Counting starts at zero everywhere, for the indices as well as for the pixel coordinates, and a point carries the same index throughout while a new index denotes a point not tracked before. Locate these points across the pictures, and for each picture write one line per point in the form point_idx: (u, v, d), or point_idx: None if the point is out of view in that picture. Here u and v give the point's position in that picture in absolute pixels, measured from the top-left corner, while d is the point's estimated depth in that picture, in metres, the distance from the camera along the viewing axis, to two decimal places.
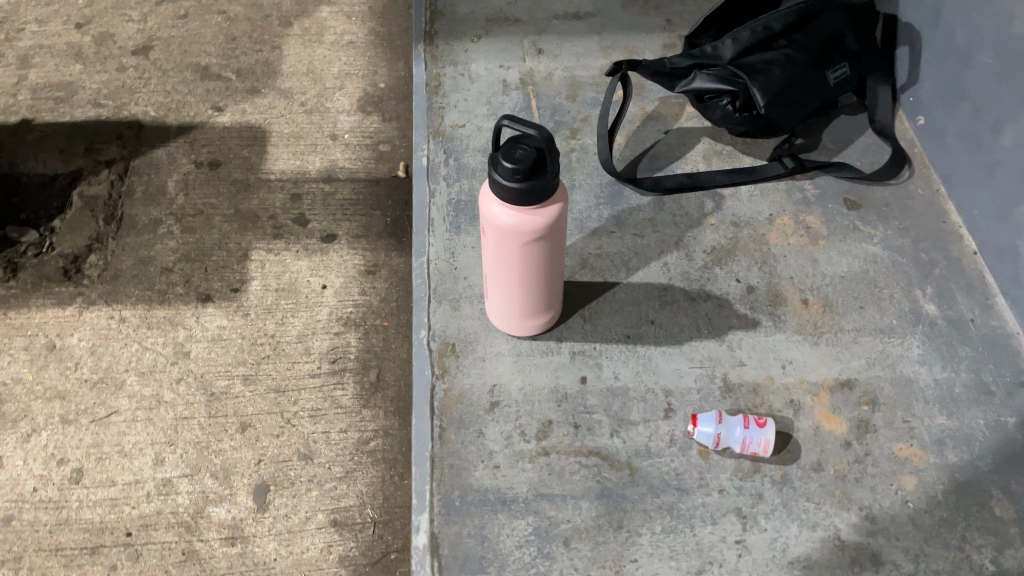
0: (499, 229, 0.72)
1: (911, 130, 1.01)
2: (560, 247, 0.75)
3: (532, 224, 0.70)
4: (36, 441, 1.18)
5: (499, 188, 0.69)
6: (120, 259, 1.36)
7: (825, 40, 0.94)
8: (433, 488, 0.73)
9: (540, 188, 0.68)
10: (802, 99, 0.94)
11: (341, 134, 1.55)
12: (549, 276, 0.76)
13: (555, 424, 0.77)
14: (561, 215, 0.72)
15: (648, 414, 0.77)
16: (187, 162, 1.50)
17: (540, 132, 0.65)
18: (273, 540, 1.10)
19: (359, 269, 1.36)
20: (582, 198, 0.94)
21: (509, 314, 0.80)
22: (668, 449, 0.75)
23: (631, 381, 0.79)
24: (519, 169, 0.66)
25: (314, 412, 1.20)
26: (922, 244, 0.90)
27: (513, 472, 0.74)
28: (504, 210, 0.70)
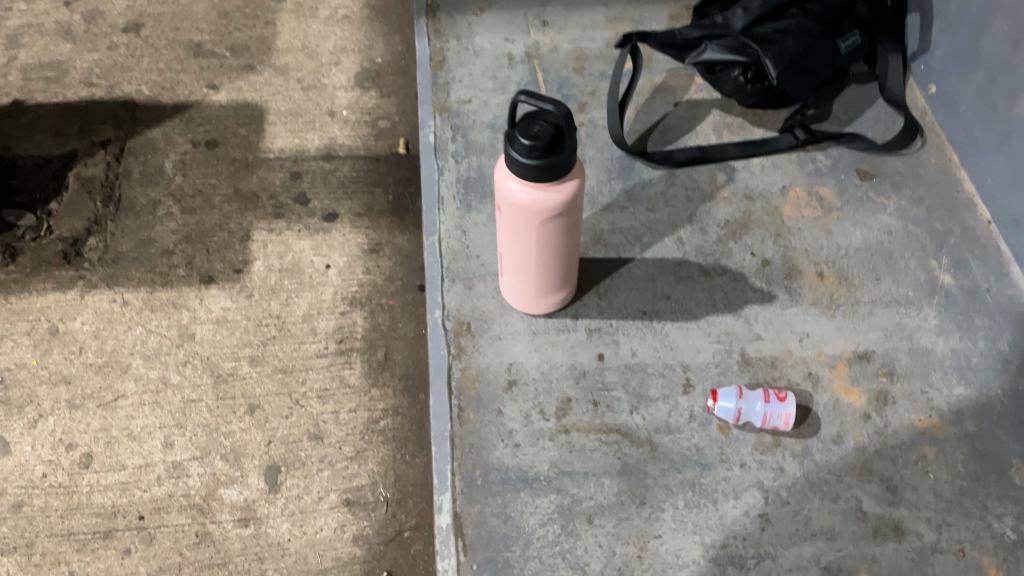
0: (515, 208, 0.71)
1: (922, 98, 1.00)
2: (577, 225, 0.74)
3: (550, 202, 0.70)
4: (43, 426, 1.17)
5: (516, 165, 0.68)
6: (120, 241, 1.35)
7: (836, 7, 0.93)
8: (454, 468, 0.73)
9: (558, 165, 0.67)
10: (813, 68, 0.93)
11: (339, 111, 1.53)
12: (566, 254, 0.76)
13: (574, 401, 0.77)
14: (579, 193, 0.71)
15: (667, 390, 0.77)
16: (184, 141, 1.48)
17: (558, 109, 0.65)
18: (286, 521, 1.10)
19: (363, 247, 1.35)
20: (593, 173, 0.93)
21: (525, 292, 0.80)
22: (688, 425, 0.75)
23: (648, 357, 0.79)
24: (538, 145, 0.65)
25: (322, 393, 1.20)
26: (936, 214, 0.89)
27: (534, 451, 0.74)
28: (521, 188, 0.69)
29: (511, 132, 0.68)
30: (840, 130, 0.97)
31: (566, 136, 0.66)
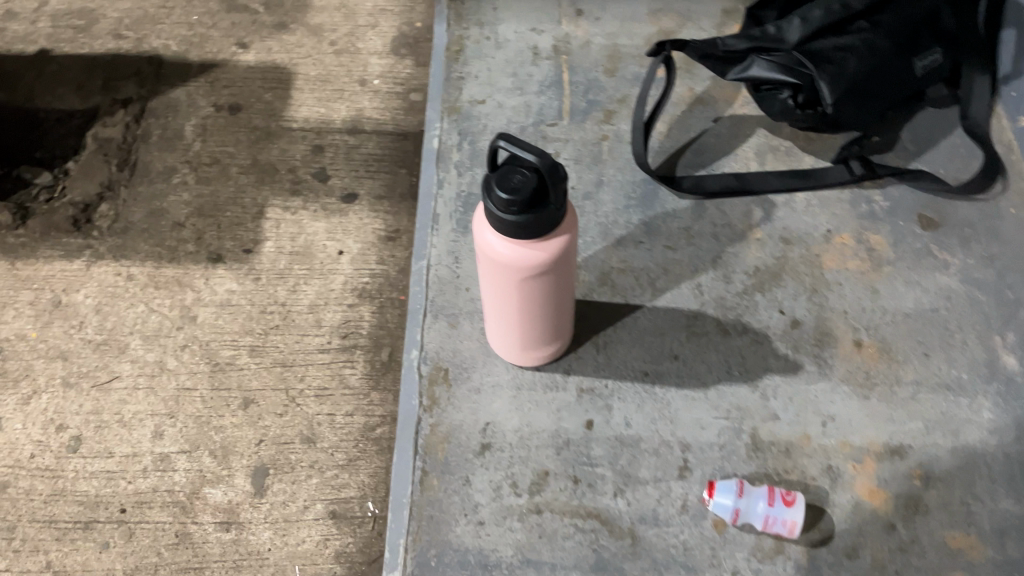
0: (493, 261, 0.61)
1: (1010, 131, 0.85)
2: (567, 281, 0.64)
3: (533, 259, 0.60)
4: (36, 404, 1.13)
5: (492, 217, 0.58)
6: (132, 210, 1.29)
7: (915, 19, 0.79)
8: (408, 542, 0.65)
9: (541, 221, 0.57)
10: (880, 92, 0.79)
11: (371, 79, 1.44)
12: (555, 310, 0.66)
13: (552, 475, 0.68)
14: (569, 247, 0.61)
15: (659, 473, 0.67)
16: (206, 105, 1.41)
17: (542, 159, 0.54)
18: (267, 530, 1.02)
19: (379, 234, 1.27)
20: (610, 198, 0.83)
21: (508, 344, 0.70)
22: (678, 517, 0.65)
23: (644, 430, 0.69)
24: (517, 200, 0.55)
25: (320, 392, 1.12)
26: (1007, 278, 0.76)
27: (499, 532, 0.65)
28: (499, 242, 0.59)
29: (489, 179, 0.57)
30: (905, 164, 0.83)
31: (552, 190, 0.55)
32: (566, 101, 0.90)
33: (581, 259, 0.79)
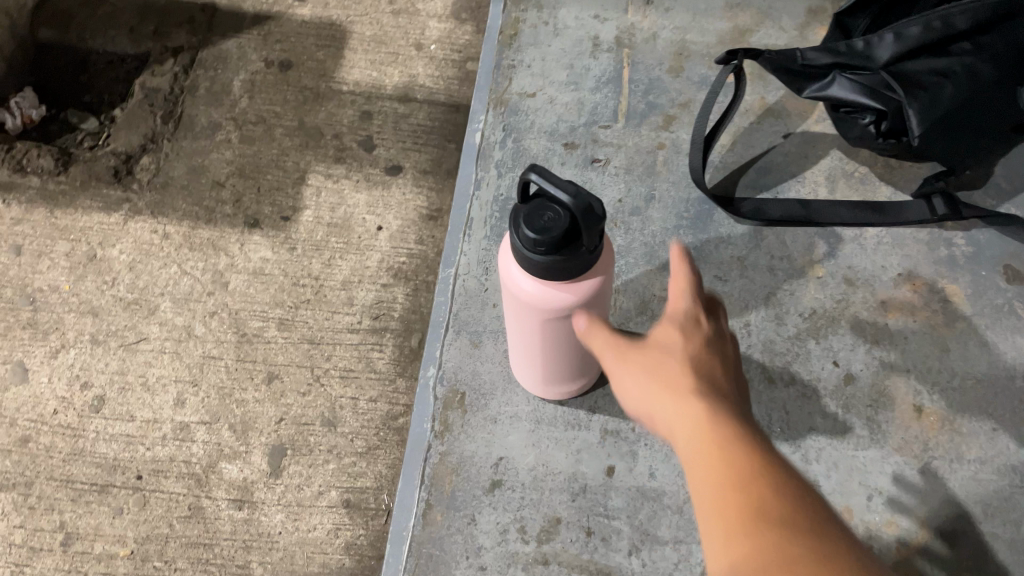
0: (522, 301, 0.55)
1: None
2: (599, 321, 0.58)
3: (565, 303, 0.54)
4: (63, 359, 1.12)
5: (522, 258, 0.52)
6: (173, 165, 1.26)
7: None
8: None
9: (574, 265, 0.51)
10: (978, 124, 0.69)
11: (427, 44, 1.37)
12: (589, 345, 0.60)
13: (564, 524, 0.63)
14: (604, 290, 0.55)
15: (681, 533, 0.62)
16: (256, 59, 1.36)
17: (576, 200, 0.48)
18: (280, 512, 1.02)
19: (421, 212, 1.22)
20: (660, 217, 0.76)
21: (533, 378, 0.65)
22: None
23: (668, 483, 0.64)
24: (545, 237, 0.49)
25: (345, 373, 1.10)
26: None
27: None
28: (530, 283, 0.53)
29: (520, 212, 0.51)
30: (995, 205, 0.76)
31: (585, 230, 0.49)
32: (623, 101, 0.83)
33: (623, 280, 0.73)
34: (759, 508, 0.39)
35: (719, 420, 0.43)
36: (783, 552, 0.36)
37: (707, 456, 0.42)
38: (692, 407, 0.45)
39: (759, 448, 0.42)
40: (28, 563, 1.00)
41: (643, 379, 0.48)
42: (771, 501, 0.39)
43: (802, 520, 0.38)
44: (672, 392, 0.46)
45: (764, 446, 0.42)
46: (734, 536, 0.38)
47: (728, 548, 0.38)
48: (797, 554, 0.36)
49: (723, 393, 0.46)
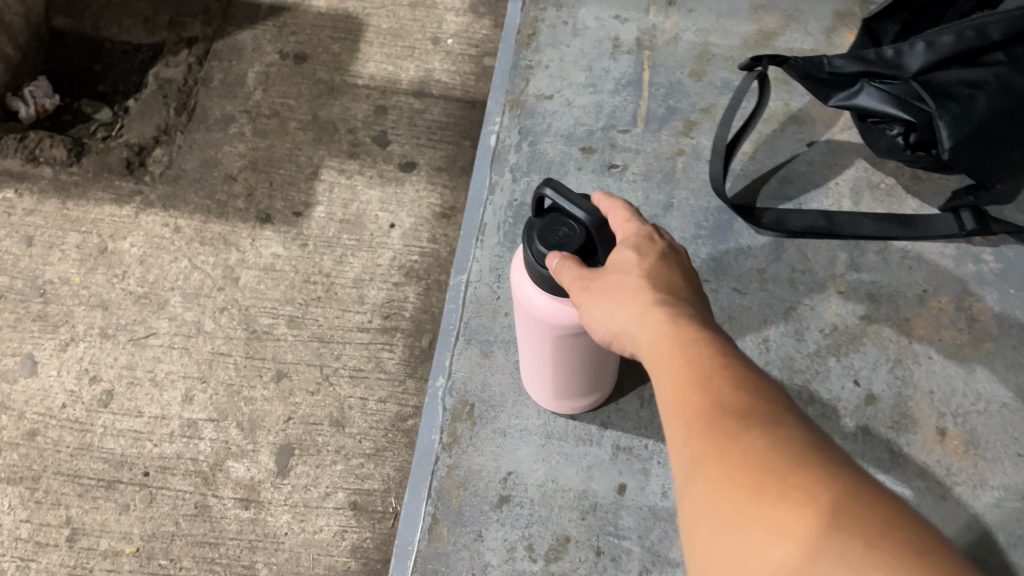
0: (546, 326, 0.54)
1: None
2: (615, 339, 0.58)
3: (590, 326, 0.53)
4: (72, 352, 1.12)
5: (543, 280, 0.51)
6: (185, 157, 1.25)
7: None
8: None
9: None
10: (1014, 138, 0.66)
11: (444, 38, 1.35)
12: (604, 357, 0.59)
13: (573, 543, 0.61)
14: None
15: None
16: (271, 51, 1.35)
17: (592, 217, 0.48)
18: (286, 512, 1.01)
19: (434, 210, 1.20)
20: (678, 227, 0.74)
21: (545, 394, 0.64)
22: None
23: None
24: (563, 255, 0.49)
25: (355, 373, 1.09)
26: None
27: None
28: (555, 307, 0.52)
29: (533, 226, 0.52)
30: None
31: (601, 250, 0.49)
32: (643, 104, 0.81)
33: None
34: (727, 418, 0.39)
35: (684, 334, 0.44)
36: (751, 456, 0.37)
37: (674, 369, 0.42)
38: (655, 324, 0.45)
39: (722, 358, 0.42)
40: (34, 558, 1.00)
41: (599, 296, 0.47)
42: (737, 407, 0.39)
43: (768, 423, 0.39)
44: (636, 313, 0.46)
45: (728, 354, 0.43)
46: (706, 447, 0.39)
47: (698, 457, 0.39)
48: (763, 456, 0.37)
49: (684, 305, 0.46)
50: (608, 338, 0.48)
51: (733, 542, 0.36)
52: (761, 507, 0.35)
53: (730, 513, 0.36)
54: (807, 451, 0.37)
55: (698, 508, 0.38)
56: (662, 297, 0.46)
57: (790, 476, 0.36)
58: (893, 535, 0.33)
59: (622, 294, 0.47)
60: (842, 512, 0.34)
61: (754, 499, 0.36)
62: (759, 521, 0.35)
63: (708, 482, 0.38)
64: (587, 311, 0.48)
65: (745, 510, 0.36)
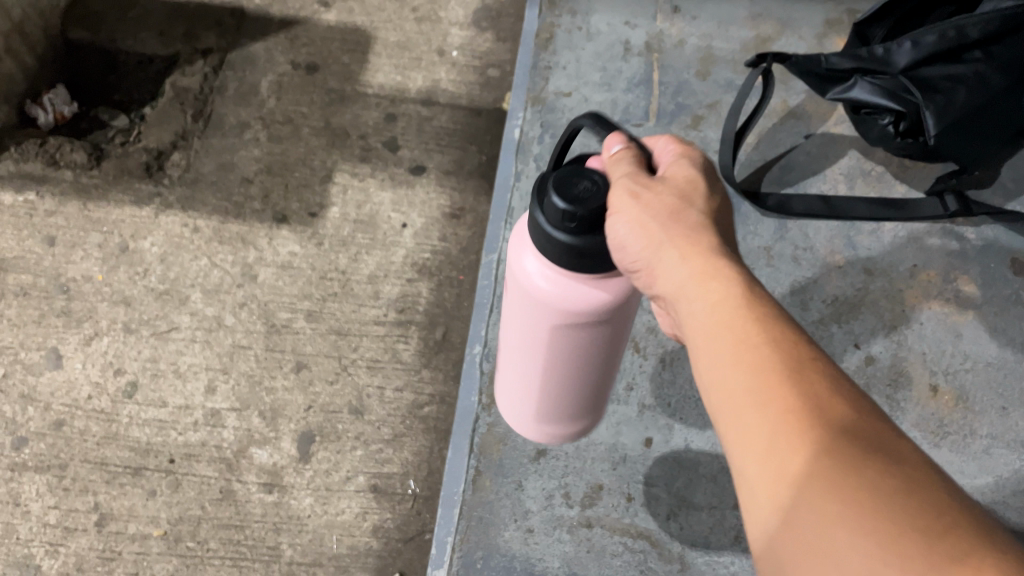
0: (529, 292, 0.55)
1: None
2: (587, 351, 0.59)
3: (559, 310, 0.54)
4: (97, 346, 1.15)
5: (544, 226, 0.49)
6: (202, 161, 1.30)
7: None
8: (455, 539, 0.68)
9: (591, 253, 0.49)
10: (987, 128, 0.75)
11: (449, 50, 1.42)
12: (583, 386, 0.63)
13: (606, 491, 0.70)
14: (603, 320, 0.55)
15: (716, 499, 0.70)
16: (284, 62, 1.41)
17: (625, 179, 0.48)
18: (309, 496, 1.06)
19: (444, 210, 1.26)
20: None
21: (523, 377, 0.65)
22: (732, 548, 0.68)
23: (704, 453, 0.72)
24: (578, 209, 0.47)
25: (372, 363, 1.14)
26: None
27: (547, 541, 0.68)
28: (539, 271, 0.53)
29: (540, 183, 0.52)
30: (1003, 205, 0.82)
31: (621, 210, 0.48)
32: (654, 101, 0.88)
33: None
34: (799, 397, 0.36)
35: (753, 305, 0.41)
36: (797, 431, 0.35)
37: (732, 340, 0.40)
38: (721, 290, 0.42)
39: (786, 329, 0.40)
40: (63, 543, 1.02)
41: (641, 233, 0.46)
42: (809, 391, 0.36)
43: (848, 413, 0.36)
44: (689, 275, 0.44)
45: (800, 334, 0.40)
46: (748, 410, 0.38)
47: (758, 436, 0.36)
48: (840, 445, 0.34)
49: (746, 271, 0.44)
50: (637, 263, 0.47)
51: (799, 538, 0.34)
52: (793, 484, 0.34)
53: (801, 508, 0.34)
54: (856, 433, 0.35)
55: (761, 493, 0.36)
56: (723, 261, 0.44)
57: (872, 478, 0.33)
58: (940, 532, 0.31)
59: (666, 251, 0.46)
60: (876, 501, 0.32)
61: (786, 473, 0.35)
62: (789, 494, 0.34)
63: (774, 465, 0.35)
64: (613, 213, 0.47)
65: (779, 482, 0.35)
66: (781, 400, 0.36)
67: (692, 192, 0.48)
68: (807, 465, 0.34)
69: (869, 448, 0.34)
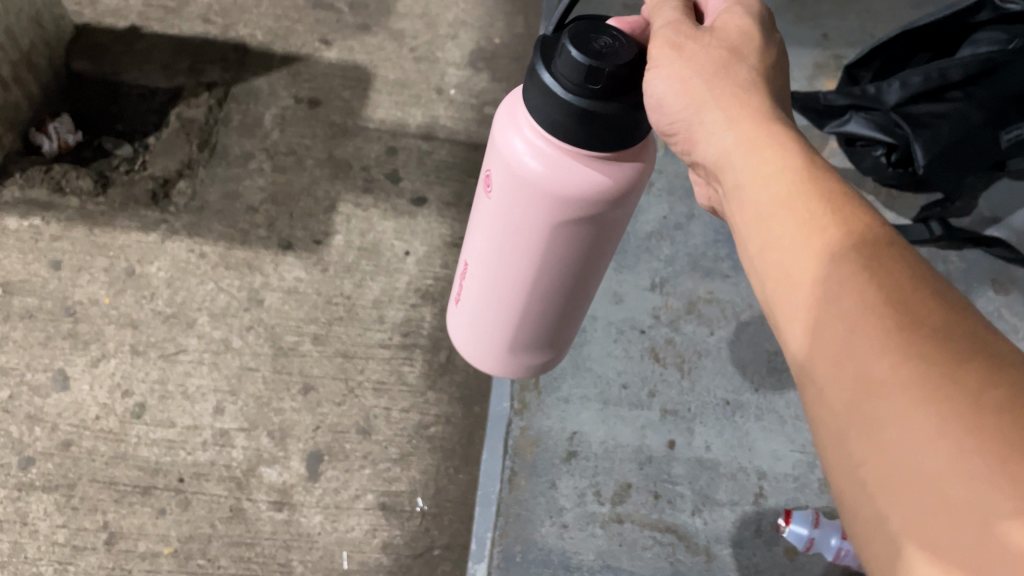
0: (509, 165, 0.65)
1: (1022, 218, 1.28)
2: (550, 233, 0.68)
3: (532, 180, 0.64)
4: (105, 367, 1.16)
5: (561, 80, 0.59)
6: (208, 190, 1.34)
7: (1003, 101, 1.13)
8: (498, 530, 0.99)
9: (591, 115, 0.59)
10: (966, 155, 1.16)
11: (447, 88, 1.50)
12: (537, 279, 0.75)
13: (630, 486, 1.02)
14: (566, 203, 0.65)
15: (728, 495, 1.03)
16: (287, 96, 1.46)
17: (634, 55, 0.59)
18: (318, 513, 1.08)
19: (445, 239, 1.32)
20: (686, 256, 1.24)
21: (497, 255, 0.75)
22: (745, 533, 1.01)
23: (708, 453, 1.06)
24: (598, 66, 0.57)
25: (378, 385, 1.18)
26: None
27: (579, 528, 0.99)
28: (522, 143, 0.64)
29: (553, 47, 0.63)
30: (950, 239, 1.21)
31: (626, 69, 0.58)
32: None
33: (673, 290, 1.20)
34: (873, 286, 0.44)
35: (823, 204, 0.48)
36: (876, 314, 0.42)
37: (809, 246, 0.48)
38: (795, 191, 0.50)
39: (863, 234, 0.46)
40: (72, 561, 1.02)
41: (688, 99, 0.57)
42: (882, 281, 0.44)
43: (920, 300, 0.42)
44: (735, 143, 0.55)
45: (880, 229, 0.47)
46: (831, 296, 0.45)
47: (832, 324, 0.44)
48: (911, 335, 0.41)
49: (811, 164, 0.51)
50: (678, 119, 0.58)
51: (864, 400, 0.41)
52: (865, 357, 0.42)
53: (864, 383, 0.41)
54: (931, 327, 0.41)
55: (828, 357, 0.44)
56: (778, 135, 0.53)
57: (929, 354, 0.40)
58: (984, 410, 0.36)
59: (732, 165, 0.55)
60: (932, 377, 0.39)
61: (861, 347, 0.42)
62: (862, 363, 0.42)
63: (843, 334, 0.43)
64: (653, 62, 0.58)
65: (854, 356, 0.42)
66: (850, 287, 0.44)
67: (739, 44, 0.58)
68: (871, 345, 0.41)
69: (939, 332, 0.41)
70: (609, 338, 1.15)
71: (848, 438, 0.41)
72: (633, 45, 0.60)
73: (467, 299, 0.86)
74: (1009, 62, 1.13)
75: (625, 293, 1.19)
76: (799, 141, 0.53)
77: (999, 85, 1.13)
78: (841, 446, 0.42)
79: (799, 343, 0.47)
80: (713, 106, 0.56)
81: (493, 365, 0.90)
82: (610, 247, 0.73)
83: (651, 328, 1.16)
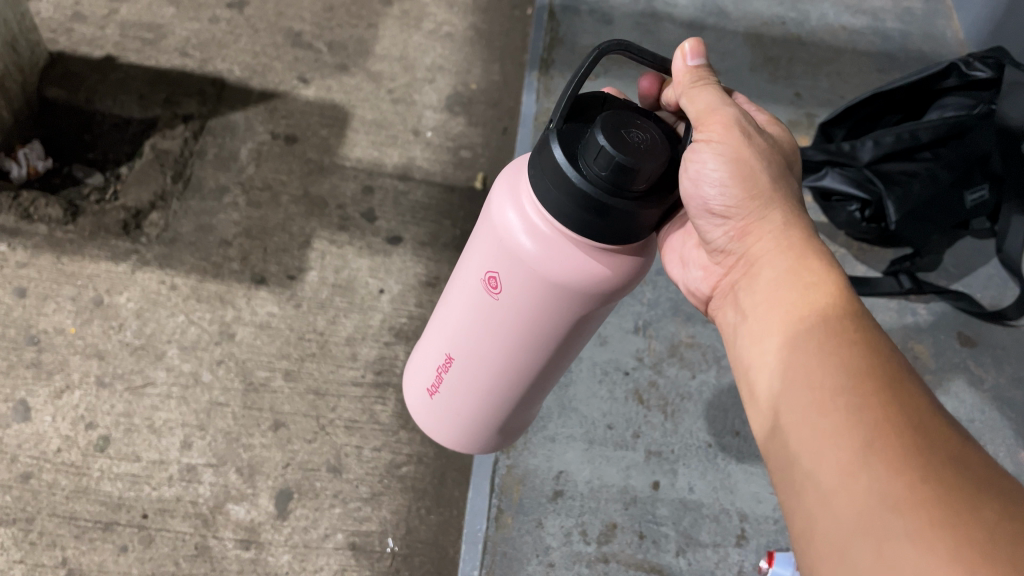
0: (500, 238, 0.67)
1: (990, 269, 1.39)
2: (530, 313, 0.69)
3: (521, 255, 0.66)
4: (68, 399, 1.13)
5: (589, 165, 0.61)
6: (180, 222, 1.33)
7: (970, 164, 1.29)
8: (484, 568, 1.05)
9: (601, 207, 0.61)
10: (937, 213, 1.29)
11: (424, 131, 1.52)
12: (505, 361, 0.76)
13: (619, 528, 1.10)
14: (553, 287, 0.66)
15: (716, 538, 1.11)
16: (263, 131, 1.47)
17: (659, 159, 0.62)
18: (287, 553, 1.06)
19: (420, 278, 1.33)
20: (668, 300, 1.33)
21: (475, 331, 0.75)
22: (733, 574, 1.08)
23: (698, 494, 1.13)
24: (628, 164, 0.59)
25: (350, 423, 1.17)
26: (1008, 414, 1.22)
27: (570, 567, 1.06)
28: (518, 218, 0.66)
29: (578, 124, 0.65)
30: (925, 299, 1.33)
31: (647, 167, 0.61)
32: None
33: (655, 333, 1.28)
34: (894, 408, 0.51)
35: (857, 334, 0.57)
36: (897, 427, 0.50)
37: (840, 363, 0.55)
38: (830, 313, 0.59)
39: (893, 366, 0.55)
40: None
41: (748, 198, 0.67)
42: (903, 406, 0.51)
43: (938, 431, 0.50)
44: (790, 247, 0.66)
45: (906, 369, 0.55)
46: (854, 402, 0.52)
47: (852, 432, 0.51)
48: (925, 453, 0.48)
49: (843, 294, 0.61)
50: (736, 212, 0.67)
51: (868, 495, 0.48)
52: (878, 459, 0.49)
53: (877, 494, 0.47)
54: (943, 451, 0.49)
55: (840, 453, 0.51)
56: (814, 263, 0.64)
57: (939, 474, 0.47)
58: (977, 530, 0.43)
59: (781, 282, 0.64)
60: (937, 494, 0.46)
61: (875, 451, 0.49)
62: (873, 464, 0.49)
63: (859, 436, 0.50)
64: (717, 146, 0.66)
65: (867, 456, 0.49)
66: (875, 403, 0.52)
67: (788, 161, 0.71)
68: (886, 456, 0.48)
69: (954, 460, 0.48)
70: (594, 379, 1.22)
71: (850, 534, 0.48)
72: (657, 135, 0.64)
73: (425, 365, 0.85)
74: (972, 125, 1.30)
75: (609, 334, 1.27)
76: (830, 271, 0.63)
77: (967, 146, 1.29)
78: (839, 533, 0.49)
79: (813, 448, 0.53)
80: (773, 214, 0.67)
81: (443, 440, 0.89)
82: (585, 334, 0.75)
83: (635, 370, 1.24)
